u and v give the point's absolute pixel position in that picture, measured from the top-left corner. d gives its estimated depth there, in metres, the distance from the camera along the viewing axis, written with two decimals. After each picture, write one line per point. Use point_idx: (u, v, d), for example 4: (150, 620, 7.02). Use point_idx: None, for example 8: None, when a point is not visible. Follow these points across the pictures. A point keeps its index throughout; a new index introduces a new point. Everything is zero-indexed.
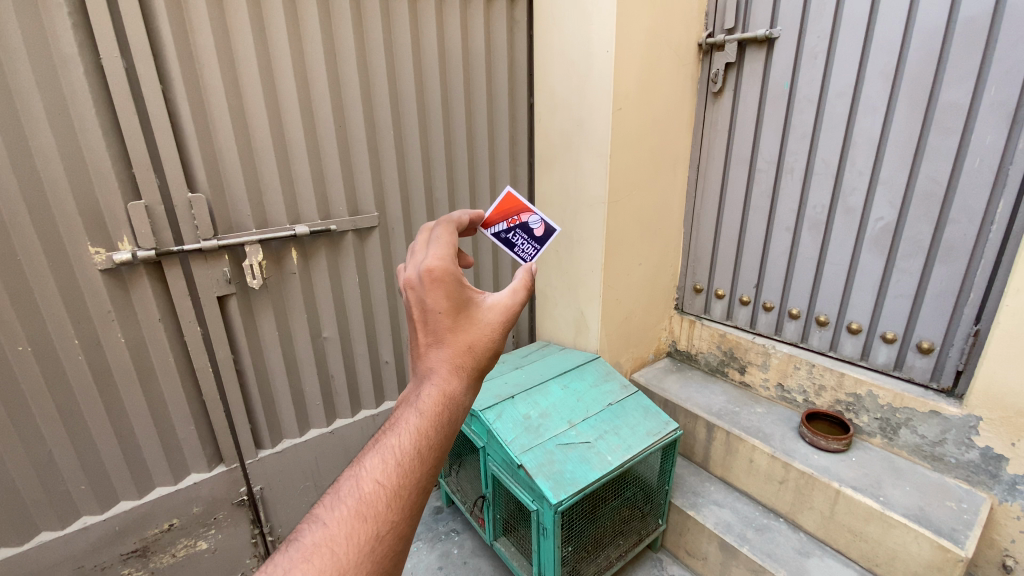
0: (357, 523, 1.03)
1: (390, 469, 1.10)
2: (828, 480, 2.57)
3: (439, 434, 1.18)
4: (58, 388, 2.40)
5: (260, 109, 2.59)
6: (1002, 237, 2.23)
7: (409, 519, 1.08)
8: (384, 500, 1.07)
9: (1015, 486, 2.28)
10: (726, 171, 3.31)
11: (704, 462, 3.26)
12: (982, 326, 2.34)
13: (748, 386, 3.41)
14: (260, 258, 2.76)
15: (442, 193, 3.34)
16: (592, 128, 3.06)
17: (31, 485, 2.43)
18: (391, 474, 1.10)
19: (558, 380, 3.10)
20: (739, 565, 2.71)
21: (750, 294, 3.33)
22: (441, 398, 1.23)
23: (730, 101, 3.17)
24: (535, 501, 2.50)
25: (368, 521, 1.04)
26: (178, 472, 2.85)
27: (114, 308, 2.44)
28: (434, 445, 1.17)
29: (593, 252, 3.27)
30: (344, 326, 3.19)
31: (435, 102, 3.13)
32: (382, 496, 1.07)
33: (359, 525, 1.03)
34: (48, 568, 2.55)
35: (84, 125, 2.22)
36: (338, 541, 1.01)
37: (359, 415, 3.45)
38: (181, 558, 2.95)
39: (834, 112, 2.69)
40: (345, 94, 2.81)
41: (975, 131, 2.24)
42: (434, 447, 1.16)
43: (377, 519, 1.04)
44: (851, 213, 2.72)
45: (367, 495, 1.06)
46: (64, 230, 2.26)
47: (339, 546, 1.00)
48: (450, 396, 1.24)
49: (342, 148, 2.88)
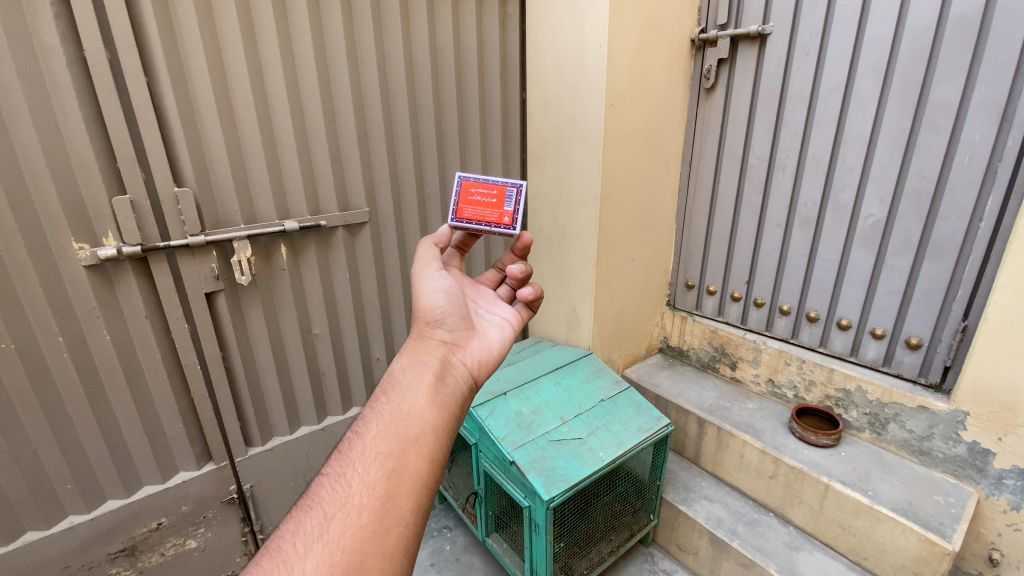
0: (305, 511, 1.16)
1: (332, 462, 1.27)
2: (818, 475, 2.59)
3: (374, 417, 1.33)
4: (43, 387, 2.36)
5: (248, 103, 2.55)
6: (990, 234, 2.25)
7: (353, 492, 1.17)
8: (329, 486, 1.20)
9: (1002, 480, 2.30)
10: (718, 167, 3.31)
11: (695, 457, 3.28)
12: (970, 322, 2.36)
13: (739, 381, 3.42)
14: (249, 254, 2.72)
15: (434, 188, 3.32)
16: (584, 123, 3.04)
17: (16, 485, 2.39)
18: (338, 474, 1.22)
19: (549, 377, 3.09)
20: (730, 559, 2.73)
21: (741, 290, 3.34)
22: (380, 389, 1.43)
23: (722, 97, 3.17)
24: (527, 497, 2.49)
25: (313, 505, 1.16)
26: (166, 470, 2.81)
27: (99, 305, 2.40)
28: (371, 426, 1.31)
29: (585, 248, 3.27)
30: (335, 322, 3.17)
31: (426, 96, 3.10)
32: (327, 482, 1.21)
33: (306, 513, 1.15)
34: (34, 568, 2.51)
35: (67, 119, 2.18)
36: (290, 532, 1.12)
37: (350, 412, 3.43)
38: (169, 558, 2.91)
39: (825, 109, 2.70)
40: (335, 88, 2.77)
41: (964, 129, 2.25)
42: (371, 427, 1.31)
43: (321, 501, 1.16)
44: (842, 210, 2.73)
45: (315, 488, 1.21)
46: (47, 226, 2.21)
47: (291, 533, 1.11)
48: (389, 382, 1.45)
49: (333, 143, 2.85)
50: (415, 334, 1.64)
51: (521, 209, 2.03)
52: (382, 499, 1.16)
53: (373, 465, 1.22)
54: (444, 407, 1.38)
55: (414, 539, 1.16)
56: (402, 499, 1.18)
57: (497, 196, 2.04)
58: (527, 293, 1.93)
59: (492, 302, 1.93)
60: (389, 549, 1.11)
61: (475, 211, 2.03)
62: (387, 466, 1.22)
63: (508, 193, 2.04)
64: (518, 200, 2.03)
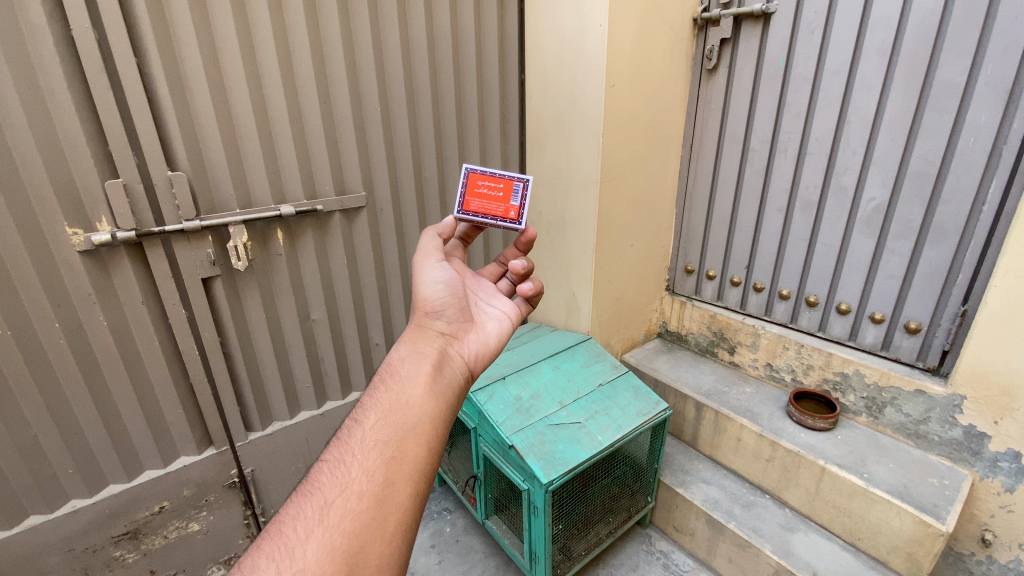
0: (304, 495, 1.16)
1: (331, 448, 1.27)
2: (814, 458, 2.61)
3: (373, 404, 1.33)
4: (41, 372, 2.35)
5: (241, 85, 2.50)
6: (992, 218, 2.23)
7: (352, 478, 1.17)
8: (327, 471, 1.20)
9: (997, 463, 2.32)
10: (719, 150, 3.27)
11: (693, 441, 3.31)
12: (970, 306, 2.35)
13: (737, 366, 3.43)
14: (245, 239, 2.69)
15: (431, 172, 3.28)
16: (584, 105, 2.99)
17: (17, 470, 2.41)
18: (336, 461, 1.22)
19: (548, 362, 3.09)
20: (727, 540, 2.76)
21: (740, 275, 3.33)
22: (379, 376, 1.43)
23: (725, 78, 3.12)
24: (526, 481, 2.51)
25: (311, 490, 1.16)
26: (166, 455, 2.83)
27: (95, 291, 2.38)
28: (369, 412, 1.31)
29: (584, 233, 3.25)
30: (333, 308, 3.16)
31: (423, 78, 3.04)
32: (325, 468, 1.21)
33: (305, 497, 1.15)
34: (38, 551, 2.53)
35: (56, 101, 2.13)
36: (288, 516, 1.12)
37: (349, 397, 3.44)
38: (172, 540, 2.94)
39: (829, 90, 2.65)
40: (330, 70, 2.71)
41: (970, 110, 2.22)
42: (369, 414, 1.31)
43: (320, 486, 1.17)
44: (844, 193, 2.71)
45: (314, 474, 1.21)
46: (40, 211, 2.18)
47: (289, 517, 1.12)
48: (387, 369, 1.45)
49: (328, 126, 2.80)
50: (414, 325, 1.63)
51: (527, 204, 2.04)
52: (380, 484, 1.17)
53: (372, 451, 1.22)
54: (442, 396, 1.38)
55: (412, 524, 1.16)
56: (401, 486, 1.18)
57: (503, 189, 2.04)
58: (527, 288, 1.92)
59: (492, 295, 1.93)
60: (388, 534, 1.11)
61: (482, 204, 2.01)
62: (386, 453, 1.22)
63: (515, 187, 2.04)
64: (524, 195, 2.04)
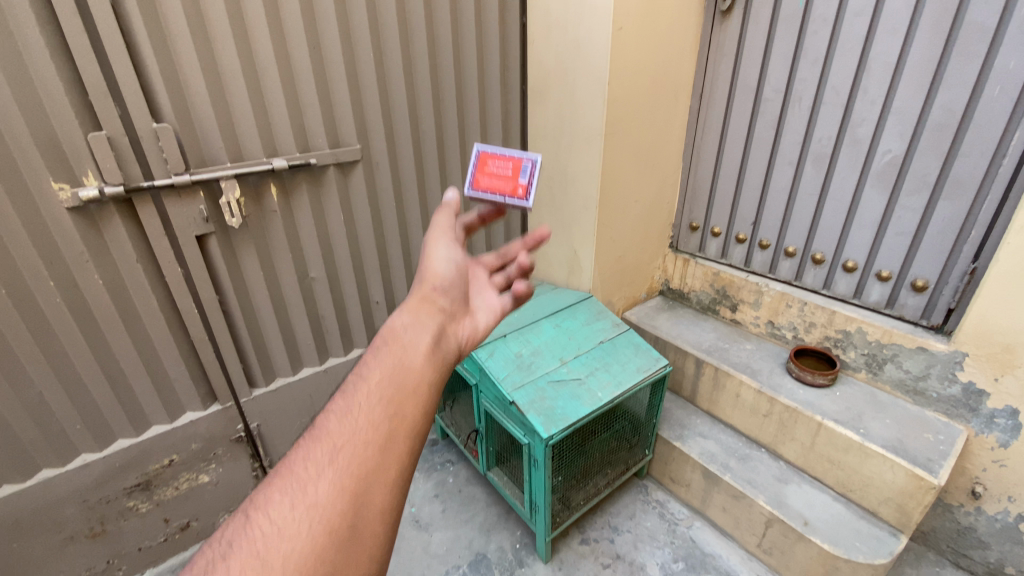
0: (310, 440, 1.15)
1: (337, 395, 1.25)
2: (812, 413, 2.64)
3: (379, 356, 1.31)
4: (40, 330, 2.34)
5: (224, 28, 2.34)
6: (1013, 171, 2.14)
7: (358, 428, 1.16)
8: (332, 418, 1.19)
9: (993, 419, 2.35)
10: (730, 99, 3.12)
11: (691, 397, 3.35)
12: (980, 263, 2.31)
13: (739, 323, 3.42)
14: (237, 195, 2.59)
15: (429, 125, 3.14)
16: (590, 51, 2.82)
17: (26, 426, 2.44)
18: (341, 409, 1.21)
19: (549, 320, 3.08)
20: (722, 491, 2.84)
21: (746, 232, 3.26)
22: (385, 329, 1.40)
23: (739, 21, 2.92)
24: (526, 435, 2.55)
25: (318, 436, 1.16)
26: (172, 410, 2.87)
27: (88, 248, 2.33)
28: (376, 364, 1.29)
29: (587, 188, 3.16)
30: (331, 265, 3.11)
31: (418, 21, 2.85)
32: (331, 415, 1.20)
33: (311, 442, 1.15)
34: (52, 503, 2.58)
35: (27, 45, 1.99)
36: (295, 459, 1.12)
37: (352, 355, 3.46)
38: (183, 491, 3.02)
39: (851, 33, 2.49)
40: (318, 11, 2.54)
41: (999, 55, 2.08)
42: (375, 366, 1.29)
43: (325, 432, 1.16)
44: (858, 146, 2.60)
45: (320, 421, 1.20)
46: (22, 165, 2.10)
47: (295, 461, 1.12)
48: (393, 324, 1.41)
49: (319, 74, 2.65)
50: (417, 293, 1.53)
51: (534, 183, 1.92)
52: (386, 435, 1.17)
53: (379, 402, 1.21)
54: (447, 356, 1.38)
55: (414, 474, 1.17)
56: (405, 437, 1.18)
57: (512, 168, 1.96)
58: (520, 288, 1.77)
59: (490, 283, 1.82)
60: (391, 484, 1.12)
61: (490, 183, 1.98)
62: (389, 405, 1.21)
63: (523, 166, 1.94)
64: (531, 173, 1.93)
